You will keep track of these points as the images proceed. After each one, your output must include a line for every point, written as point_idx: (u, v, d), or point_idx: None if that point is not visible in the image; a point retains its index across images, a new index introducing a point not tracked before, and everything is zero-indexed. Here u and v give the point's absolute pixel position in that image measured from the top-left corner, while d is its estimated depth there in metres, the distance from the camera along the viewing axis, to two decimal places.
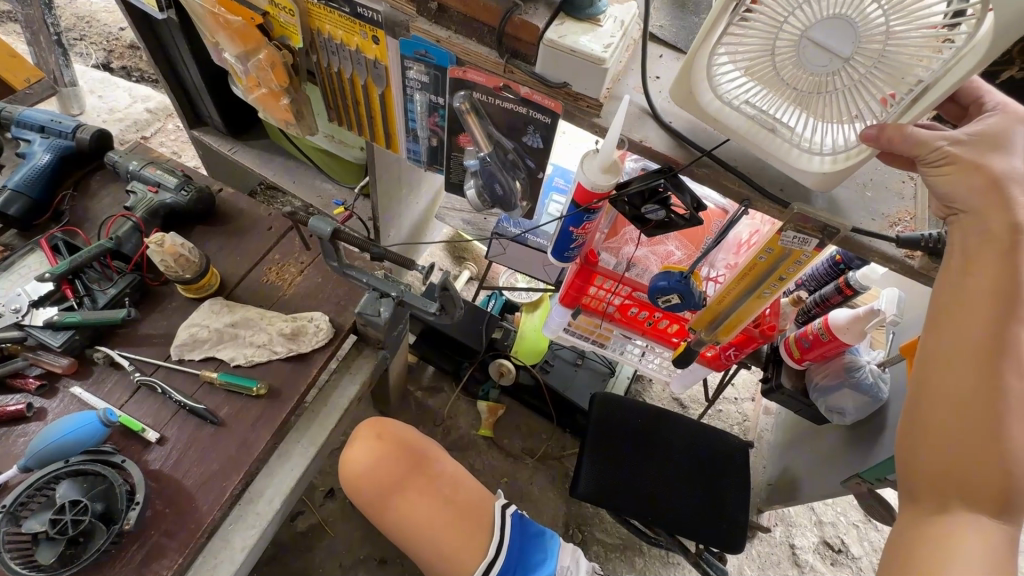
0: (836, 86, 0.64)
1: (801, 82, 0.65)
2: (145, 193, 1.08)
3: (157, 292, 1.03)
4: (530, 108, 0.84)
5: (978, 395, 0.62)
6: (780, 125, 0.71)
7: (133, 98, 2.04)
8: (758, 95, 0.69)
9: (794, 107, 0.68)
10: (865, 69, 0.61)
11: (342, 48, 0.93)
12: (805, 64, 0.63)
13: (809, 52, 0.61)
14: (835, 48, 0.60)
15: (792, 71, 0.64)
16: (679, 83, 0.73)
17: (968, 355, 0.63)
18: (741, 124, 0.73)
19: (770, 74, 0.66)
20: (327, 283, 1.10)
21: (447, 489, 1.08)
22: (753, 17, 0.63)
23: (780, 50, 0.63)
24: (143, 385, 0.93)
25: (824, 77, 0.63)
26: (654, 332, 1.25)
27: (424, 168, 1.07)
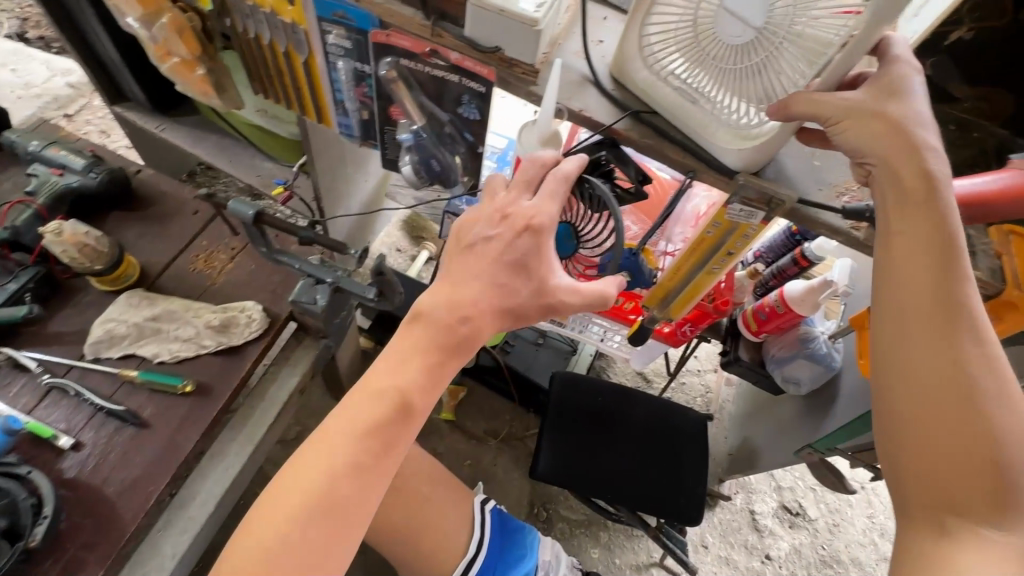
0: (755, 58, 0.62)
1: (721, 53, 0.64)
2: (48, 176, 0.97)
3: (68, 285, 0.94)
4: (462, 75, 0.77)
5: (941, 371, 0.59)
6: (704, 100, 0.69)
7: (52, 71, 1.87)
8: (684, 68, 0.68)
9: (717, 82, 0.67)
10: (778, 40, 0.60)
11: (256, 10, 0.84)
12: (724, 33, 0.62)
13: (726, 20, 0.61)
14: (748, 17, 0.59)
15: (712, 41, 0.64)
16: (618, 60, 0.73)
17: (921, 325, 0.60)
18: (669, 98, 0.71)
19: (693, 45, 0.65)
20: (260, 270, 1.03)
21: (423, 488, 1.07)
22: None
23: (703, 19, 0.63)
24: (54, 388, 0.86)
25: (743, 47, 0.62)
26: (611, 310, 1.23)
27: (358, 143, 0.98)
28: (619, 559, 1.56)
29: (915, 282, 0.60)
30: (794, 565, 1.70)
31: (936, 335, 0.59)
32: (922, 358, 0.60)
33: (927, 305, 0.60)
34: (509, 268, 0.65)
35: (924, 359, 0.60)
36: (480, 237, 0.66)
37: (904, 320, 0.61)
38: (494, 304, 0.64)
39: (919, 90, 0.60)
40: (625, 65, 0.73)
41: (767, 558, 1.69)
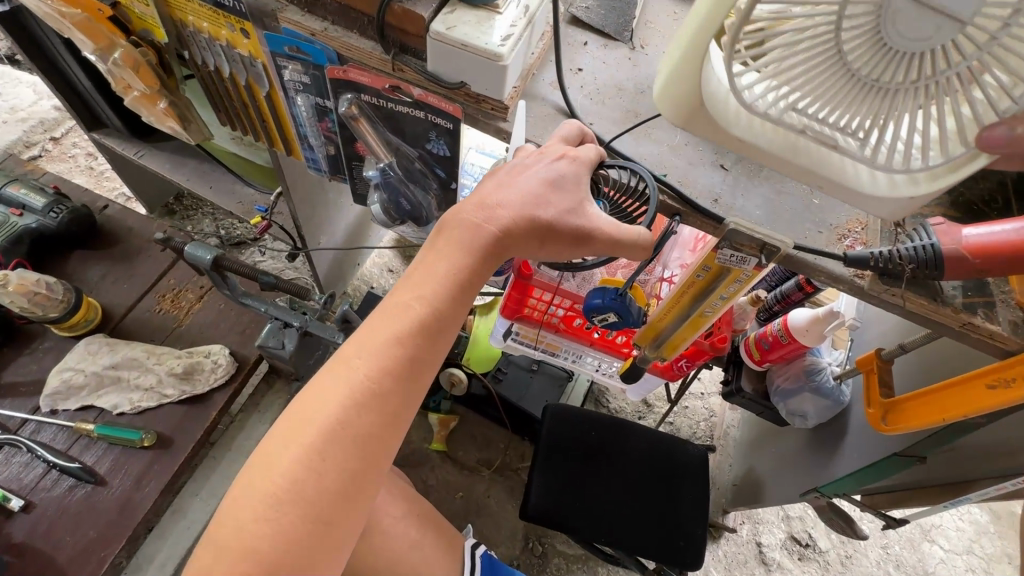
0: (926, 83, 0.46)
1: (882, 78, 0.47)
2: (7, 217, 0.93)
3: (26, 331, 0.90)
4: (428, 111, 0.72)
5: None
6: (851, 129, 0.53)
7: (38, 94, 1.85)
8: (818, 98, 0.51)
9: (870, 109, 0.51)
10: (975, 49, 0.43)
11: (212, 43, 0.79)
12: (889, 53, 0.45)
13: (895, 38, 0.44)
14: (933, 28, 0.43)
15: (868, 65, 0.47)
16: (693, 97, 0.57)
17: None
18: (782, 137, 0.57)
19: (837, 76, 0.48)
20: (229, 310, 0.98)
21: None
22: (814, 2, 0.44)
23: (848, 42, 0.46)
24: (6, 444, 0.81)
25: (909, 75, 0.46)
26: (603, 342, 1.15)
27: (327, 178, 0.94)
28: None
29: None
30: None
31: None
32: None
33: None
34: (542, 180, 0.57)
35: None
36: (517, 164, 0.60)
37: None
38: (527, 212, 0.56)
39: None
40: (713, 109, 0.57)
41: None
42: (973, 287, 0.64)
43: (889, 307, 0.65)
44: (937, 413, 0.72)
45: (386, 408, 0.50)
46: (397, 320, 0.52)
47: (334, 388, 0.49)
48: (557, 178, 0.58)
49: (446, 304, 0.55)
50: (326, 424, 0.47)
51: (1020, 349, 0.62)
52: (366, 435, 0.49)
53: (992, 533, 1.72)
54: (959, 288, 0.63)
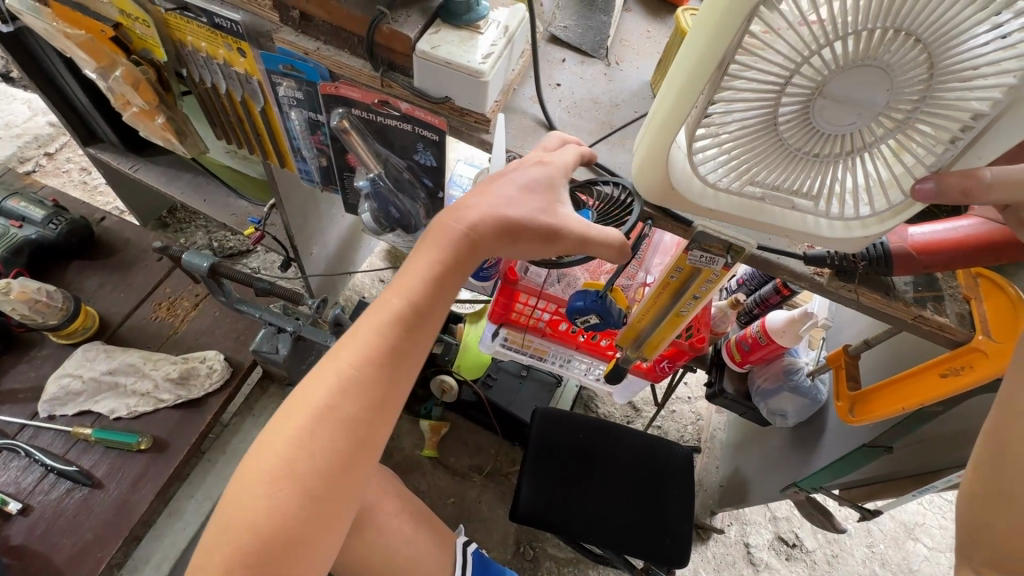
0: (868, 143, 0.48)
1: (822, 149, 0.49)
2: (6, 229, 0.95)
3: (25, 339, 0.92)
4: (415, 124, 0.76)
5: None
6: (801, 194, 0.54)
7: (33, 111, 1.88)
8: (764, 169, 0.52)
9: (815, 176, 0.52)
10: (900, 116, 0.46)
11: (210, 61, 0.83)
12: (825, 127, 0.47)
13: (828, 112, 0.46)
14: (860, 102, 0.45)
15: (806, 137, 0.49)
16: (653, 179, 0.56)
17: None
18: (748, 203, 0.56)
19: (782, 148, 0.49)
20: (224, 317, 1.01)
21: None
22: (745, 88, 0.46)
23: (783, 119, 0.48)
24: (5, 450, 0.83)
25: (846, 139, 0.48)
26: (588, 345, 1.19)
27: (320, 189, 0.98)
28: None
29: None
30: None
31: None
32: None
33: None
34: (520, 186, 0.59)
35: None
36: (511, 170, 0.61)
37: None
38: (498, 210, 0.57)
39: None
40: (676, 189, 0.56)
41: None
42: (924, 283, 0.68)
43: (845, 303, 0.70)
44: (900, 402, 0.77)
45: (370, 401, 0.54)
46: (377, 318, 0.56)
47: (320, 384, 0.53)
48: (532, 184, 0.59)
49: (422, 301, 0.57)
50: (315, 413, 0.52)
51: (968, 340, 0.67)
52: (355, 424, 0.53)
53: None
54: (911, 283, 0.68)
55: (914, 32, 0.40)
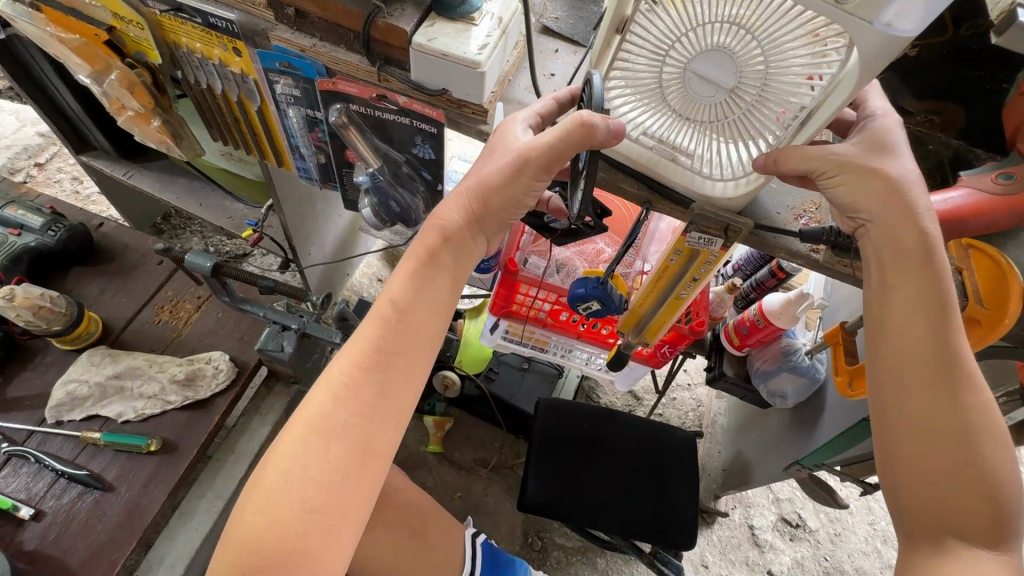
0: (728, 115, 0.63)
1: (694, 113, 0.64)
2: (6, 237, 0.96)
3: (29, 347, 0.92)
4: (413, 117, 0.77)
5: (938, 410, 0.59)
6: (681, 152, 0.69)
7: (21, 121, 1.87)
8: (657, 122, 0.67)
9: (693, 136, 0.66)
10: (752, 96, 0.60)
11: (205, 62, 0.83)
12: (693, 96, 0.62)
13: (694, 83, 0.61)
14: (718, 79, 0.59)
15: (683, 101, 0.63)
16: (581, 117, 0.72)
17: (933, 377, 0.59)
18: (645, 154, 0.71)
19: (665, 105, 0.64)
20: (227, 318, 1.01)
21: (414, 521, 0.99)
22: (635, 53, 0.62)
23: (668, 83, 0.62)
24: (14, 456, 0.83)
25: (712, 107, 0.62)
26: (589, 334, 1.20)
27: (318, 186, 0.98)
28: None
29: (928, 334, 0.59)
30: None
31: (944, 394, 0.59)
32: (931, 411, 0.59)
33: (926, 355, 0.59)
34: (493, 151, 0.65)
35: (934, 409, 0.59)
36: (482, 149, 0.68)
37: (904, 369, 0.61)
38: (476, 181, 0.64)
39: (904, 146, 0.62)
40: None
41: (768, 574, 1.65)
42: None
43: (841, 277, 0.73)
44: None
45: (364, 408, 0.58)
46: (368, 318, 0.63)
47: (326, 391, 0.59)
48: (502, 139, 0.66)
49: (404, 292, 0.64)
50: (311, 431, 0.57)
51: (963, 309, 0.69)
52: (357, 438, 0.58)
53: None
54: None
55: (757, 30, 0.55)
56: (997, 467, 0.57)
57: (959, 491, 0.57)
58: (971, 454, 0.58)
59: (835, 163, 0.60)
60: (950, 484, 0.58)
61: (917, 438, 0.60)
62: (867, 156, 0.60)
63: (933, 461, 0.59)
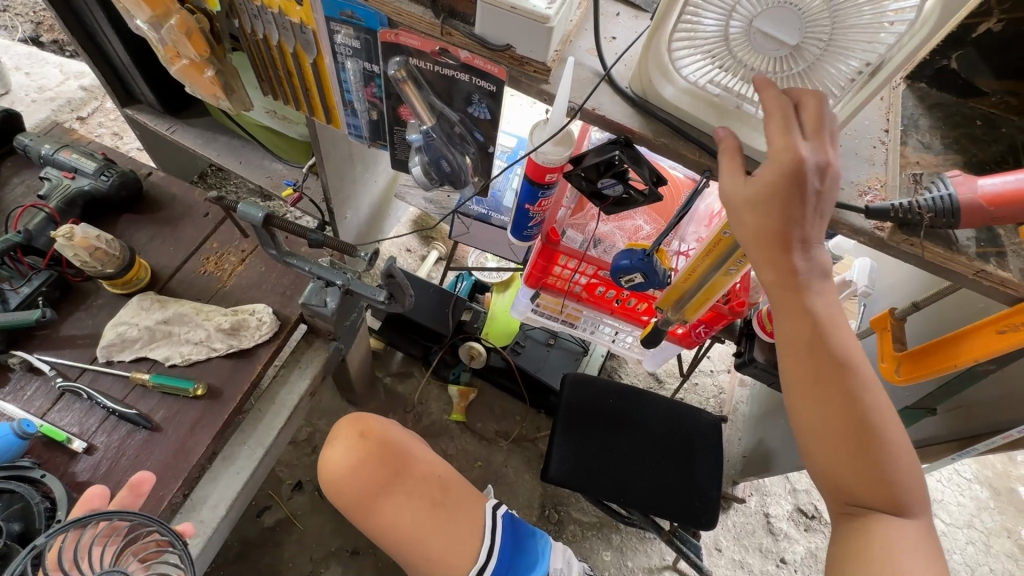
0: (794, 68, 0.64)
1: (759, 65, 0.65)
2: (60, 180, 0.98)
3: (80, 288, 0.94)
4: (472, 74, 0.76)
5: (840, 411, 0.63)
6: (746, 102, 0.68)
7: (65, 75, 1.88)
8: (723, 74, 0.67)
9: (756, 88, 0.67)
10: (817, 50, 0.61)
11: (264, 11, 0.83)
12: (759, 51, 0.63)
13: (758, 40, 0.62)
14: (782, 35, 0.61)
15: (748, 56, 0.65)
16: (639, 73, 0.73)
17: (828, 387, 0.64)
18: (706, 112, 0.72)
19: (729, 60, 0.66)
20: (270, 272, 1.02)
21: (436, 491, 1.00)
22: (701, 10, 0.63)
23: (733, 39, 0.64)
24: (67, 391, 0.86)
25: (777, 60, 0.64)
26: (623, 310, 1.20)
27: (367, 145, 0.98)
28: (631, 562, 1.54)
29: (811, 352, 0.64)
30: (811, 568, 1.66)
31: (835, 398, 0.64)
32: (827, 416, 0.64)
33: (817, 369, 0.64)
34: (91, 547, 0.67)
35: (834, 419, 0.64)
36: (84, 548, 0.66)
37: (799, 386, 0.65)
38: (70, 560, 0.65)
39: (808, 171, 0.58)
40: (652, 84, 0.72)
41: (781, 561, 1.66)
42: (986, 239, 0.68)
43: (908, 258, 0.70)
44: (951, 359, 0.77)
45: None
46: None
47: None
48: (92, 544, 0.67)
49: None
50: None
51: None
52: None
53: (993, 508, 1.69)
54: (973, 239, 0.68)
55: None
56: (889, 447, 0.64)
57: (867, 485, 0.64)
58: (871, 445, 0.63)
59: (748, 202, 0.61)
60: (856, 473, 0.64)
61: (826, 443, 0.64)
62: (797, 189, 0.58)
63: (841, 462, 0.64)
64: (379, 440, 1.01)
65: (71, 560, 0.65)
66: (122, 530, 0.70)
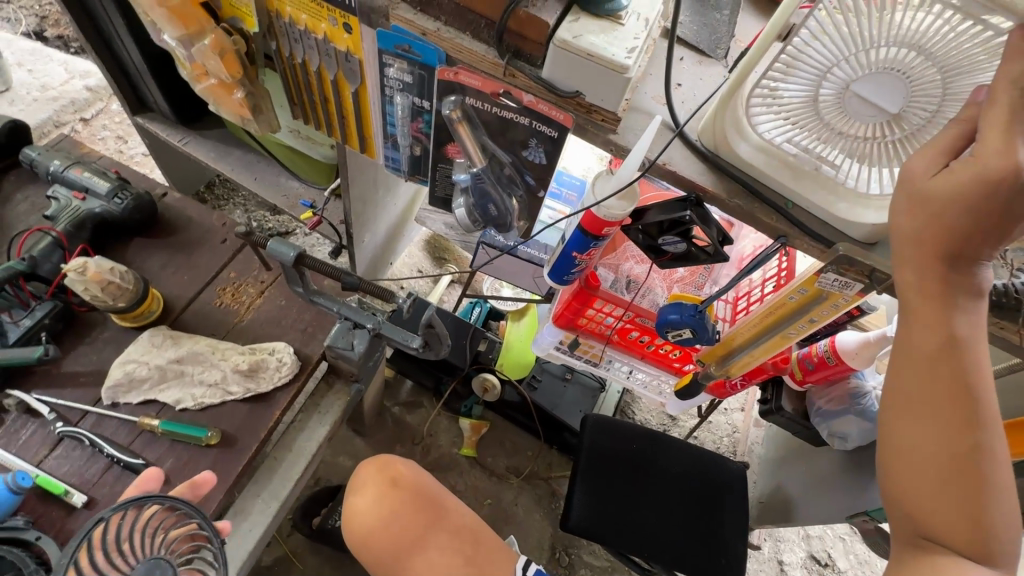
0: (888, 135, 0.58)
1: (851, 129, 0.60)
2: (70, 201, 0.91)
3: (86, 320, 0.87)
4: (533, 118, 0.71)
5: (951, 436, 0.50)
6: (826, 165, 0.64)
7: (69, 73, 1.80)
8: (803, 135, 0.63)
9: (844, 152, 0.62)
10: (919, 121, 0.56)
11: (307, 36, 0.77)
12: (852, 116, 0.58)
13: (853, 105, 0.57)
14: (881, 102, 0.56)
15: (838, 120, 0.60)
16: (712, 127, 0.68)
17: (942, 411, 0.51)
18: (783, 172, 0.67)
19: (816, 123, 0.61)
20: (290, 307, 0.95)
21: (469, 546, 0.92)
22: (787, 72, 0.59)
23: (822, 102, 0.59)
24: (67, 437, 0.78)
25: (871, 127, 0.59)
26: (655, 356, 1.15)
27: (404, 178, 0.93)
28: None
29: (934, 367, 0.51)
30: None
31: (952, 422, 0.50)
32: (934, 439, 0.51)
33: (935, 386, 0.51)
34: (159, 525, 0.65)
35: (938, 443, 0.51)
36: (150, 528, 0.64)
37: (900, 401, 0.53)
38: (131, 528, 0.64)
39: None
40: (726, 139, 0.68)
41: None
42: None
43: (993, 340, 0.66)
44: None
45: None
46: None
47: None
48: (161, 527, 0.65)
49: None
50: None
51: None
52: None
53: None
54: None
55: (937, 54, 0.51)
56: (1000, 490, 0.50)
57: (956, 525, 0.50)
58: (977, 485, 0.50)
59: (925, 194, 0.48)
60: (946, 509, 0.51)
61: (913, 470, 0.52)
62: (990, 199, 0.44)
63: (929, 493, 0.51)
64: (412, 488, 0.95)
65: (112, 542, 0.61)
66: (172, 520, 0.66)
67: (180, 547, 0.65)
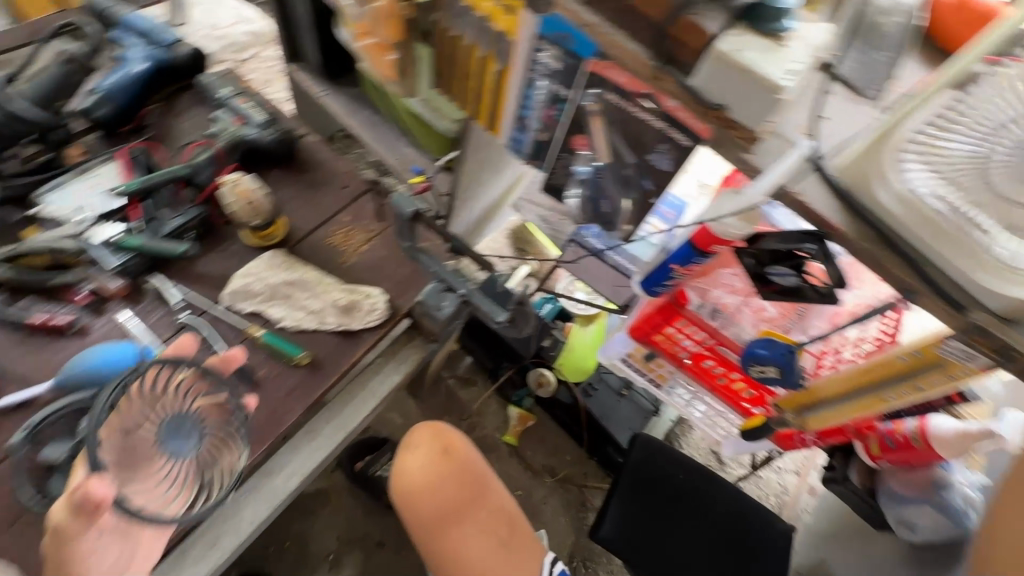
0: None
1: (1014, 194, 0.58)
2: (229, 124, 1.02)
3: (221, 230, 0.98)
4: (669, 124, 0.72)
5: None
6: (978, 230, 0.60)
7: (237, 17, 2.01)
8: (958, 193, 0.61)
9: (997, 218, 0.60)
10: None
11: (469, 12, 0.83)
12: (1017, 179, 0.58)
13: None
14: None
15: (1001, 183, 0.59)
16: (857, 164, 0.65)
17: None
18: (926, 227, 0.63)
19: (976, 180, 0.60)
20: (391, 260, 1.02)
21: (504, 528, 0.95)
22: (960, 123, 0.60)
23: (990, 162, 0.59)
24: (188, 327, 0.89)
25: None
26: (725, 391, 1.11)
27: (523, 161, 0.96)
28: None
29: None
30: None
31: None
32: None
33: None
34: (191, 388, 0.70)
35: None
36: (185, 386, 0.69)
37: None
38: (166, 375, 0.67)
39: None
40: (867, 182, 0.65)
41: None
42: None
43: None
44: None
45: None
46: None
47: None
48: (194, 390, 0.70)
49: None
50: None
51: None
52: None
53: None
54: None
55: None
56: None
57: None
58: None
59: None
60: None
61: None
62: None
63: None
64: (461, 461, 0.96)
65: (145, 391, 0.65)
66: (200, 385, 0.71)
67: (204, 417, 0.71)
